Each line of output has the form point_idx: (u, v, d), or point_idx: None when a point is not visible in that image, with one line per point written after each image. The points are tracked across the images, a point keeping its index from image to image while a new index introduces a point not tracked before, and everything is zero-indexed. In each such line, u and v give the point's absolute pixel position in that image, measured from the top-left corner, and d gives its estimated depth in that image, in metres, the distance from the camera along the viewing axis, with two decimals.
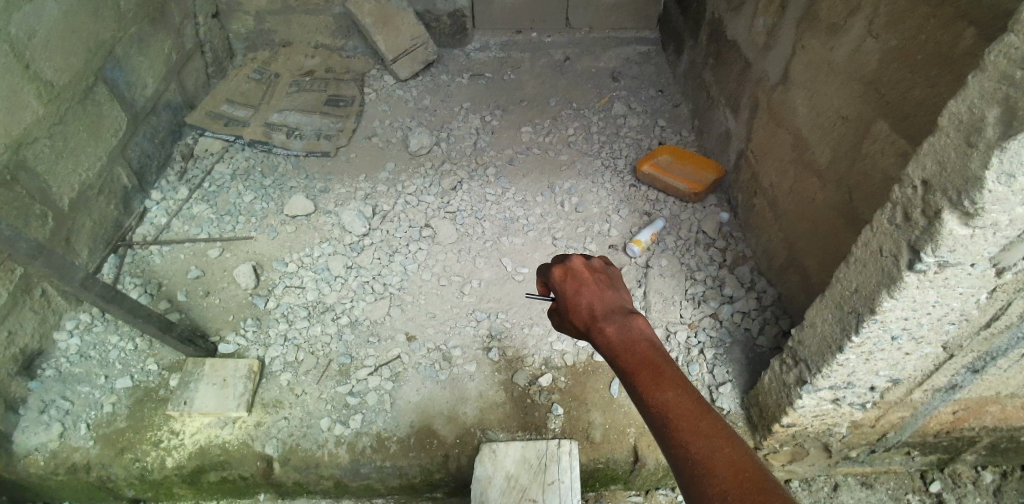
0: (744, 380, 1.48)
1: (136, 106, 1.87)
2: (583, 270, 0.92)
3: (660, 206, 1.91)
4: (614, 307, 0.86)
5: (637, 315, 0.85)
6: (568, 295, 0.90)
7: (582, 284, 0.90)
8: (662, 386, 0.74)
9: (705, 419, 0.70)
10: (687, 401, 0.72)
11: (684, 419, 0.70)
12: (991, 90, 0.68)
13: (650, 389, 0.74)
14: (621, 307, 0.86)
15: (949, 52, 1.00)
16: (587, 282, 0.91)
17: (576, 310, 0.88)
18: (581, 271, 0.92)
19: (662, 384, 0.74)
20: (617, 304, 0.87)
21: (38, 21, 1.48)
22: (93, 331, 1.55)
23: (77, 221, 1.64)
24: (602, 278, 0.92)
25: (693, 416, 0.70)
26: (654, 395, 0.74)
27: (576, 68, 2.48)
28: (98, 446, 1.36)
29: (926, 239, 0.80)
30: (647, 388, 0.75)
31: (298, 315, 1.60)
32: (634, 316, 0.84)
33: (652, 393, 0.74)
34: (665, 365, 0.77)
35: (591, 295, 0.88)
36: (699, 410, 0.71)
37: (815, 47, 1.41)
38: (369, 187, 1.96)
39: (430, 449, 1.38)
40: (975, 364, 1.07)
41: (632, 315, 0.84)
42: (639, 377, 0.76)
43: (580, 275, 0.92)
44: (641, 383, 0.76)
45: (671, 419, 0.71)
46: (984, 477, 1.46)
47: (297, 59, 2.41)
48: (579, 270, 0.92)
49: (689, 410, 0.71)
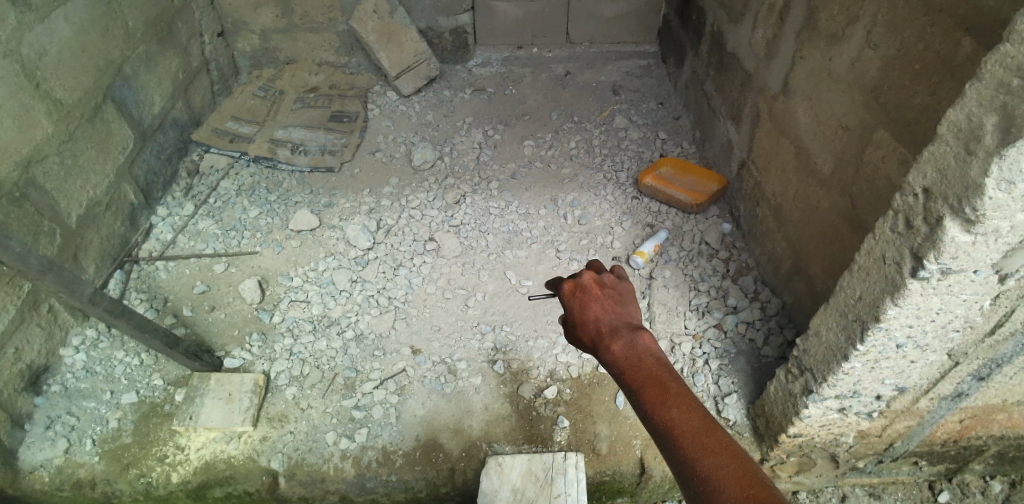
0: (749, 390, 1.47)
1: (144, 123, 1.89)
2: (593, 286, 0.93)
3: (663, 218, 1.93)
4: (621, 322, 0.86)
5: (643, 330, 0.84)
6: (576, 311, 0.91)
7: (591, 299, 0.91)
8: (668, 403, 0.74)
9: (711, 436, 0.70)
10: (695, 419, 0.72)
11: (690, 436, 0.71)
12: (988, 98, 0.69)
13: (656, 405, 0.75)
14: (628, 322, 0.86)
15: (945, 62, 1.02)
16: (595, 298, 0.91)
17: (584, 325, 0.88)
18: (591, 287, 0.93)
19: (668, 401, 0.75)
20: (624, 318, 0.87)
21: (50, 41, 1.51)
22: (98, 347, 1.55)
23: (85, 237, 1.65)
24: (612, 293, 0.92)
25: (700, 434, 0.71)
26: (660, 412, 0.74)
27: (577, 81, 2.51)
28: (103, 462, 1.35)
29: (928, 246, 0.81)
30: (653, 404, 0.75)
31: (304, 329, 1.61)
32: (640, 331, 0.84)
33: (659, 410, 0.74)
34: (671, 381, 0.77)
35: (600, 309, 0.89)
36: (704, 427, 0.71)
37: (816, 57, 1.42)
38: (374, 202, 1.97)
39: (436, 463, 1.37)
40: (981, 371, 1.07)
41: (638, 330, 0.84)
42: (645, 393, 0.77)
43: (589, 291, 0.92)
44: (647, 398, 0.76)
45: (677, 435, 0.71)
46: (993, 487, 1.45)
47: (301, 76, 2.45)
48: (589, 285, 0.93)
49: (695, 426, 0.71)
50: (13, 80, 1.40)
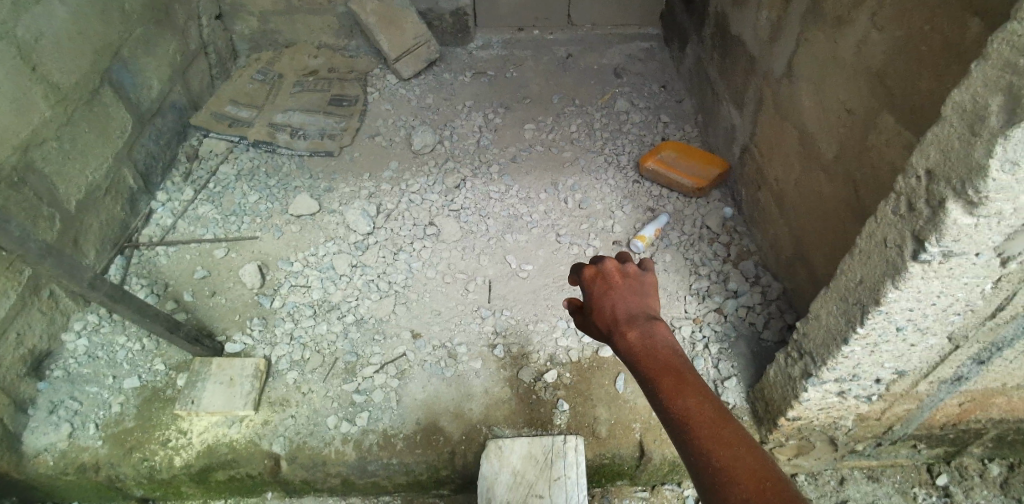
0: (749, 374, 1.48)
1: (142, 108, 1.88)
2: (615, 273, 0.90)
3: (664, 202, 1.91)
4: (639, 311, 0.85)
5: (661, 323, 0.83)
6: (595, 296, 0.89)
7: (610, 287, 0.89)
8: (684, 393, 0.74)
9: (725, 428, 0.70)
10: (710, 410, 0.72)
11: (704, 427, 0.70)
12: (993, 77, 0.68)
13: (672, 395, 0.74)
14: (646, 313, 0.84)
15: (952, 43, 1.00)
16: (615, 286, 0.89)
17: (601, 311, 0.86)
18: (612, 274, 0.90)
19: (684, 392, 0.74)
20: (642, 309, 0.85)
21: (45, 24, 1.50)
22: (100, 332, 1.56)
23: (85, 223, 1.65)
24: (633, 283, 0.90)
25: (715, 425, 0.70)
26: (675, 402, 0.73)
27: (579, 64, 2.48)
28: (107, 445, 1.36)
29: (930, 228, 0.80)
30: (668, 395, 0.74)
31: (304, 314, 1.61)
32: (658, 323, 0.83)
33: (674, 400, 0.73)
34: (687, 374, 0.76)
35: (618, 297, 0.87)
36: (720, 419, 0.71)
37: (821, 39, 1.40)
38: (373, 186, 1.96)
39: (437, 445, 1.38)
40: (981, 355, 1.07)
41: (656, 322, 0.83)
42: (660, 383, 0.76)
43: (610, 278, 0.90)
44: (662, 389, 0.75)
45: (691, 426, 0.71)
46: (992, 470, 1.45)
47: (301, 60, 2.42)
48: (610, 273, 0.90)
49: (711, 418, 0.71)
50: (9, 64, 1.39)
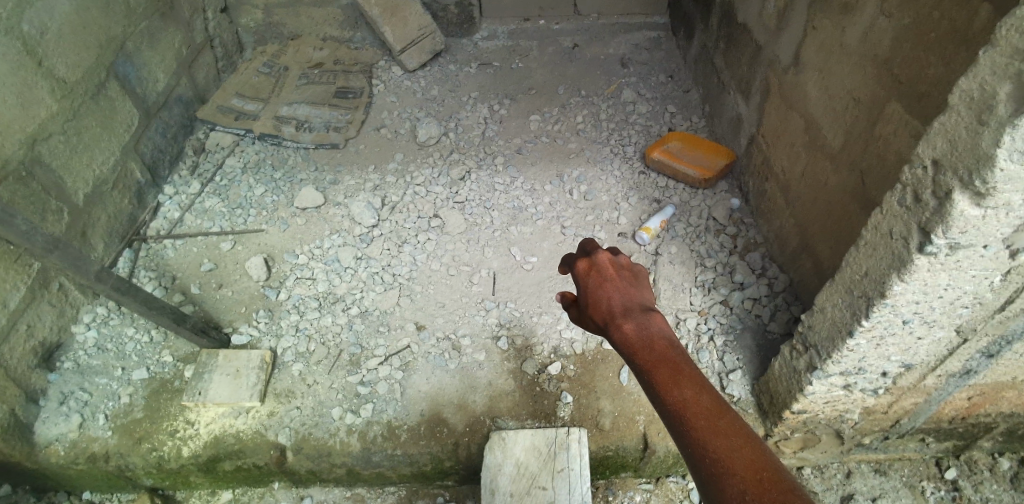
0: (754, 366, 1.47)
1: (148, 101, 1.89)
2: (609, 266, 0.90)
3: (670, 194, 1.90)
4: (634, 304, 0.84)
5: (657, 314, 0.82)
6: (590, 290, 0.88)
7: (605, 280, 0.88)
8: (681, 385, 0.73)
9: (722, 418, 0.69)
10: (707, 401, 0.71)
11: (701, 418, 0.69)
12: (1003, 64, 0.66)
13: (668, 387, 0.73)
14: (642, 305, 0.84)
15: (962, 31, 0.98)
16: (610, 278, 0.88)
17: (596, 305, 0.85)
18: (606, 267, 0.90)
19: (681, 383, 0.73)
20: (638, 302, 0.85)
21: (50, 18, 1.50)
22: (110, 324, 1.58)
23: (92, 216, 1.67)
24: (627, 276, 0.89)
25: (712, 416, 0.69)
26: (672, 394, 0.72)
27: (585, 55, 2.46)
28: (117, 436, 1.38)
29: (937, 220, 0.79)
30: (664, 386, 0.73)
31: (310, 306, 1.62)
32: (654, 315, 0.82)
33: (670, 392, 0.73)
34: (683, 365, 0.75)
35: (613, 290, 0.86)
36: (717, 410, 0.70)
37: (828, 26, 1.37)
38: (378, 179, 1.96)
39: (441, 437, 1.39)
40: (990, 348, 1.05)
41: (651, 314, 0.82)
42: (657, 375, 0.74)
43: (603, 271, 0.89)
44: (658, 380, 0.74)
45: (688, 417, 0.70)
46: (1002, 464, 1.44)
47: (306, 52, 2.42)
48: (604, 266, 0.90)
49: (707, 409, 0.70)
50: (13, 58, 1.40)
